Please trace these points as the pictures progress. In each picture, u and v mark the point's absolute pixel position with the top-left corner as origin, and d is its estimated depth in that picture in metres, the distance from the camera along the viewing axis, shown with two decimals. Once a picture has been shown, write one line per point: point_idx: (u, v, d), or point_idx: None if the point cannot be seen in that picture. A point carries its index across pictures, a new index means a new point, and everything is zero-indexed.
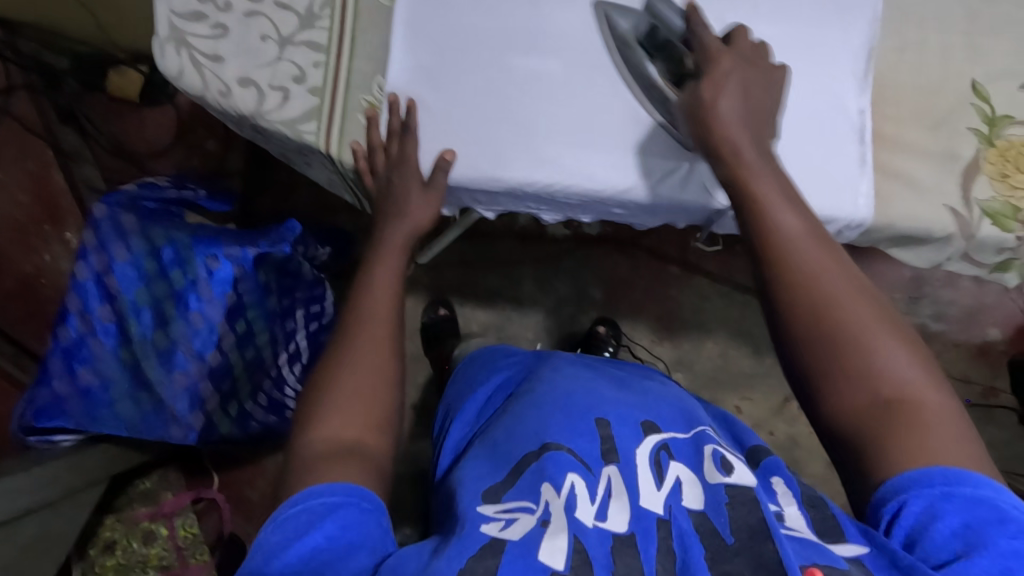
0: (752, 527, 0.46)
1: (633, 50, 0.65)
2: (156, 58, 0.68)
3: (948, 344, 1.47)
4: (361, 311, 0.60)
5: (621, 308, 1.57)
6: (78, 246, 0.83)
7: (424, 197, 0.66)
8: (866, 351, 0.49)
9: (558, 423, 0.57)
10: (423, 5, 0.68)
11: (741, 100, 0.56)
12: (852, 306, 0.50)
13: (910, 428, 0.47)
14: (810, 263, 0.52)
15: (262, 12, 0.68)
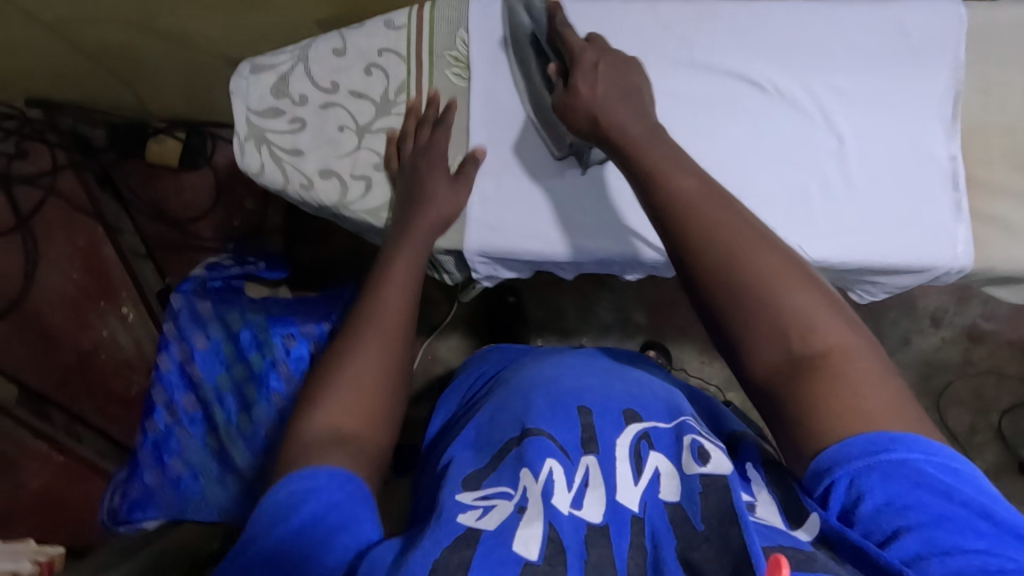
0: (723, 512, 0.41)
1: (523, 48, 0.66)
2: (237, 157, 0.68)
3: (1002, 343, 1.52)
4: (379, 303, 0.57)
5: (671, 331, 1.56)
6: (159, 339, 0.85)
7: (452, 192, 0.65)
8: (773, 304, 0.44)
9: (539, 408, 0.54)
10: (495, 81, 0.68)
11: (613, 87, 0.59)
12: (751, 260, 0.46)
13: (823, 377, 0.41)
14: (706, 218, 0.49)
15: (339, 103, 0.68)
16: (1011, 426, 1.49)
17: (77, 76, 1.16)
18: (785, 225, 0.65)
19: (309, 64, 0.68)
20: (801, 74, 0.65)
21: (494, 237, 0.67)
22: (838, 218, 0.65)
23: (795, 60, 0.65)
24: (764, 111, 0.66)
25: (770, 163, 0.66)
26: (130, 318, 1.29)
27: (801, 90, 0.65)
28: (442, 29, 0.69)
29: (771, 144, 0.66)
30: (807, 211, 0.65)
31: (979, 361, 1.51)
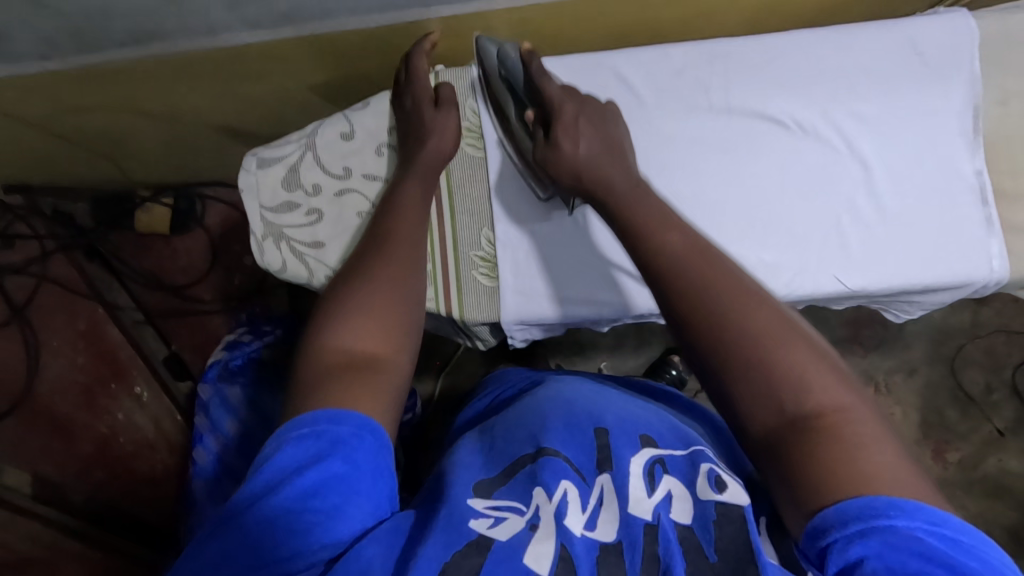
0: (737, 551, 0.44)
1: (500, 97, 0.65)
2: (257, 257, 0.66)
3: (1008, 302, 1.54)
4: (392, 229, 0.58)
5: None
6: (193, 434, 0.83)
7: (445, 125, 0.64)
8: (765, 368, 0.41)
9: (557, 428, 0.54)
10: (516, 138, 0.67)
11: (596, 141, 0.57)
12: (746, 321, 0.43)
13: (823, 446, 0.38)
14: (695, 277, 0.45)
15: (355, 189, 0.66)
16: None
17: (62, 159, 1.13)
18: (822, 257, 0.65)
19: (318, 151, 0.66)
20: (820, 105, 0.65)
21: (527, 303, 0.66)
22: (874, 244, 0.65)
23: (812, 92, 0.65)
24: (787, 147, 0.66)
25: (799, 198, 0.65)
26: (144, 397, 1.29)
27: (822, 120, 0.65)
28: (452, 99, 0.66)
29: (799, 179, 0.65)
30: (844, 241, 0.65)
31: (987, 322, 1.54)
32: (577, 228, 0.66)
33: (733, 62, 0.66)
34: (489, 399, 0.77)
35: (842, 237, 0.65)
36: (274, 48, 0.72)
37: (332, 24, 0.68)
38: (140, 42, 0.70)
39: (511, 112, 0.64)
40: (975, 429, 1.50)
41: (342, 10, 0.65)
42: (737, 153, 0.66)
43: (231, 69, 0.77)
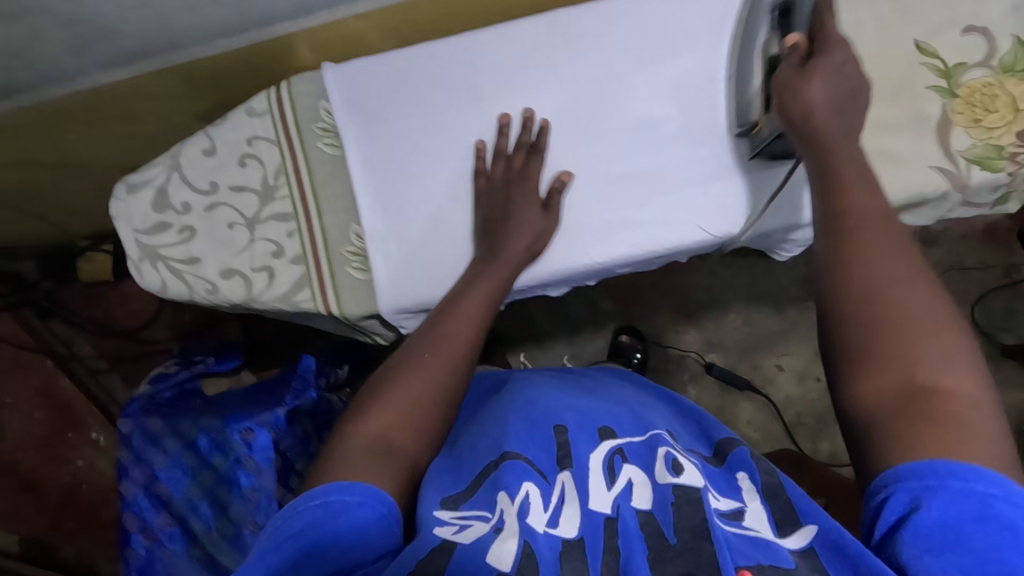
0: (694, 527, 0.44)
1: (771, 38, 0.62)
2: (137, 280, 0.68)
3: (956, 240, 1.55)
4: (451, 326, 0.60)
5: (641, 309, 1.57)
6: (118, 468, 0.84)
7: (535, 216, 0.65)
8: (903, 338, 0.43)
9: (517, 431, 0.55)
10: (371, 134, 0.67)
11: (828, 91, 0.55)
12: (920, 298, 0.44)
13: (929, 417, 0.40)
14: (868, 240, 0.47)
15: (223, 202, 0.68)
16: (987, 316, 1.54)
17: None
18: (680, 212, 0.66)
19: (183, 170, 0.68)
20: (652, 68, 0.67)
21: (405, 289, 0.67)
22: (725, 190, 0.66)
23: (644, 54, 0.67)
24: (638, 104, 0.67)
25: (655, 153, 0.66)
26: (101, 441, 1.30)
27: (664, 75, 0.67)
28: (303, 101, 0.67)
29: (653, 136, 0.67)
30: (696, 193, 0.66)
31: (939, 261, 1.55)
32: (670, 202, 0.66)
33: (571, 31, 0.67)
34: None
35: (696, 188, 0.66)
36: (141, 86, 0.74)
37: (189, 55, 0.70)
38: (10, 93, 0.72)
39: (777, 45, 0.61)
40: None
41: (191, 39, 0.68)
42: (583, 119, 0.67)
43: (110, 115, 0.80)
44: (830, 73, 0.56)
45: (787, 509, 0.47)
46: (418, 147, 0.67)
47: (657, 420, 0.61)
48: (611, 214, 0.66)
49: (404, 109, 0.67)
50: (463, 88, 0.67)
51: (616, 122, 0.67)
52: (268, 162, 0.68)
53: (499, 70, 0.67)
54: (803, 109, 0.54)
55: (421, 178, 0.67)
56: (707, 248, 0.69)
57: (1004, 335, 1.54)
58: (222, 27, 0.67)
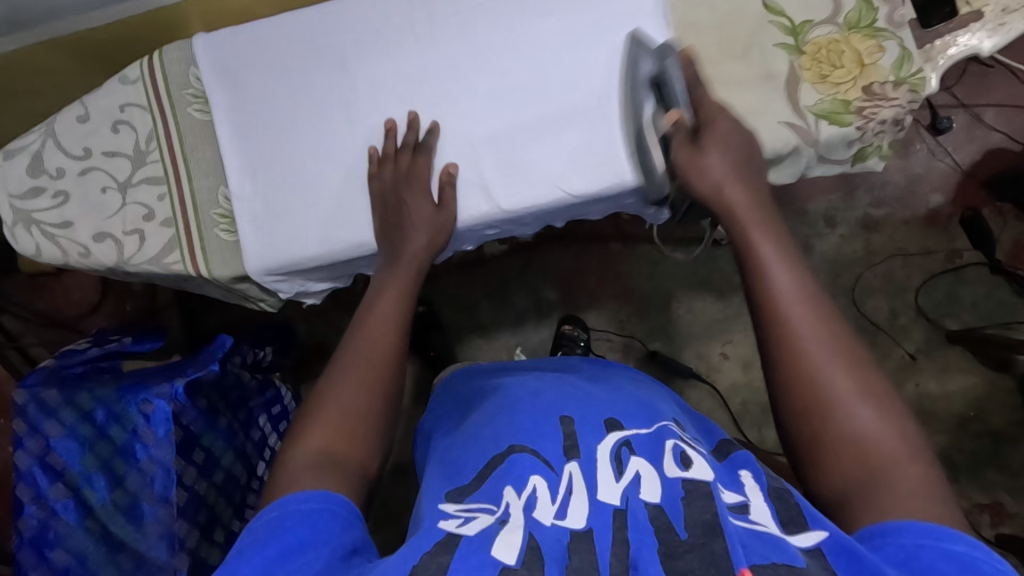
0: (706, 522, 0.43)
1: (644, 91, 0.65)
2: (12, 244, 0.69)
3: (898, 225, 1.49)
4: (368, 334, 0.61)
5: (584, 298, 1.57)
6: (12, 438, 0.84)
7: (432, 218, 0.66)
8: (796, 370, 0.51)
9: (524, 425, 0.60)
10: (239, 100, 0.69)
11: (730, 163, 0.60)
12: (811, 330, 0.52)
13: (838, 431, 0.49)
14: (797, 332, 0.52)
15: (96, 166, 0.70)
16: (931, 301, 1.48)
17: None
18: (538, 171, 0.66)
19: (58, 136, 0.70)
20: (510, 30, 0.67)
21: (270, 250, 0.68)
22: (584, 146, 0.66)
23: (500, 18, 0.68)
24: (497, 63, 0.67)
25: (514, 112, 0.67)
26: None
27: (520, 34, 0.67)
28: (174, 67, 0.69)
29: (509, 95, 0.67)
30: (553, 152, 0.66)
31: (881, 247, 1.49)
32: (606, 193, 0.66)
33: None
34: (439, 415, 0.80)
35: (554, 146, 0.66)
36: (31, 57, 0.76)
37: (70, 26, 0.73)
38: None
39: (649, 101, 0.65)
40: (886, 354, 1.46)
41: (67, 10, 0.70)
42: (444, 83, 0.68)
43: (10, 89, 0.81)
44: (721, 143, 0.61)
45: (793, 510, 0.47)
46: (290, 112, 0.69)
47: (666, 408, 0.64)
48: (472, 174, 0.67)
49: (271, 74, 0.69)
50: (327, 53, 0.69)
51: (478, 85, 0.68)
52: (139, 128, 0.70)
53: (359, 34, 0.68)
54: (712, 182, 0.61)
55: (293, 142, 0.68)
56: (572, 208, 0.70)
57: (951, 321, 1.47)
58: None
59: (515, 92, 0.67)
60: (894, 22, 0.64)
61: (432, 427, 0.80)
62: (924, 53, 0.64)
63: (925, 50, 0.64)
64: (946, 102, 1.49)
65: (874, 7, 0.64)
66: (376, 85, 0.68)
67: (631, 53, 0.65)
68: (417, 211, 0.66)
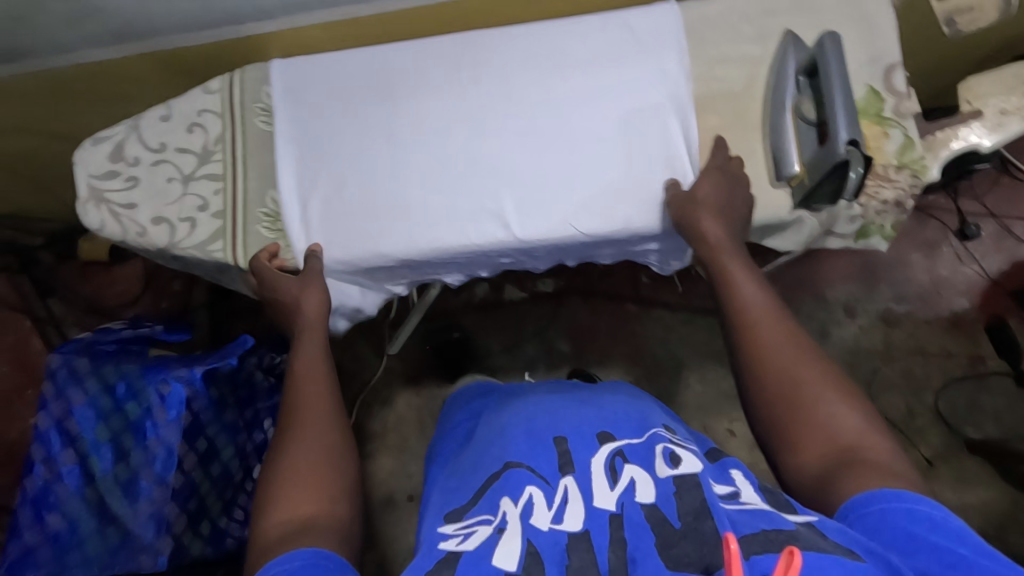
0: (696, 509, 0.51)
1: (787, 85, 0.69)
2: (81, 217, 0.78)
3: (919, 323, 1.48)
4: (292, 410, 0.66)
5: (596, 355, 1.59)
6: (37, 399, 0.89)
7: (303, 284, 0.74)
8: (766, 378, 0.61)
9: (518, 441, 0.64)
10: (301, 109, 0.78)
11: (719, 188, 0.68)
12: (769, 334, 0.63)
13: (804, 418, 0.57)
14: (765, 339, 0.63)
15: (167, 159, 0.79)
16: (950, 406, 1.44)
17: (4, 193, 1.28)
18: (554, 209, 0.73)
19: (141, 130, 0.79)
20: (542, 80, 0.75)
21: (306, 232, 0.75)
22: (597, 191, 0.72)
23: (535, 70, 0.76)
24: (528, 111, 0.75)
25: (535, 154, 0.74)
26: None
27: (551, 88, 0.75)
28: (250, 85, 0.79)
29: (536, 134, 0.74)
30: (565, 191, 0.73)
31: (901, 343, 1.47)
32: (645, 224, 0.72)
33: (476, 47, 0.77)
34: (452, 423, 0.86)
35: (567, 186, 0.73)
36: (130, 66, 0.87)
37: (168, 41, 0.84)
38: (15, 59, 0.85)
39: (791, 95, 0.68)
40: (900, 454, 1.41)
41: (170, 27, 0.81)
42: (481, 112, 0.76)
43: (105, 88, 0.93)
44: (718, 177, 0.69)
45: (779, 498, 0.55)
46: (350, 118, 0.77)
47: (657, 418, 0.70)
48: (490, 205, 0.73)
49: (332, 100, 0.78)
50: (382, 87, 0.77)
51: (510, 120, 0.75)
52: (209, 132, 0.79)
53: (411, 74, 0.77)
54: (693, 205, 0.68)
55: (346, 142, 0.77)
56: (581, 247, 0.75)
57: (971, 429, 1.42)
58: (195, 19, 0.80)
59: (539, 136, 0.74)
60: (900, 113, 0.68)
61: (439, 437, 0.86)
62: (926, 143, 0.69)
63: (928, 140, 0.68)
64: (974, 209, 1.51)
65: (882, 97, 0.69)
66: (422, 107, 0.76)
67: (790, 50, 0.70)
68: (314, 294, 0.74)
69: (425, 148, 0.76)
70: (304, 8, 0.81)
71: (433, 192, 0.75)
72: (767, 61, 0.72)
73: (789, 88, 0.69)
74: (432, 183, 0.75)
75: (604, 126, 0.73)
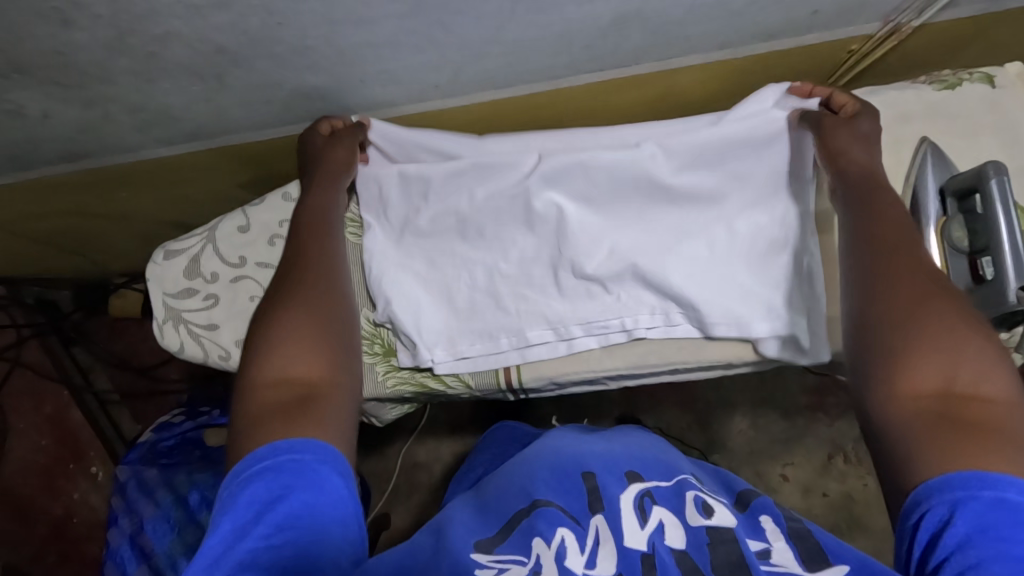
0: (733, 564, 0.49)
1: (931, 200, 0.64)
2: (158, 339, 0.72)
3: None
4: (297, 278, 0.57)
5: (645, 401, 1.54)
6: (108, 515, 0.87)
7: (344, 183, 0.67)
8: (897, 271, 0.51)
9: (546, 479, 0.60)
10: (394, 198, 0.72)
11: (863, 132, 0.62)
12: (886, 218, 0.55)
13: (923, 321, 0.48)
14: (891, 228, 0.54)
15: (248, 275, 0.73)
16: None
17: (41, 262, 1.22)
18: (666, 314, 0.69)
19: (217, 242, 0.74)
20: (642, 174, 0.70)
21: (415, 316, 0.70)
22: (687, 271, 0.67)
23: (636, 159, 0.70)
24: (620, 193, 0.70)
25: (638, 236, 0.68)
26: (100, 477, 1.30)
27: (658, 171, 0.69)
28: None
29: (649, 226, 0.69)
30: (661, 273, 0.67)
31: None
32: (723, 303, 0.66)
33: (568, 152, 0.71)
34: (479, 466, 0.81)
35: (660, 266, 0.67)
36: (195, 160, 0.81)
37: (239, 138, 0.78)
38: (75, 159, 0.79)
39: (936, 211, 0.63)
40: None
41: (243, 126, 0.75)
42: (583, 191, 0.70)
43: (165, 178, 0.86)
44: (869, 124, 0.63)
45: (814, 548, 0.51)
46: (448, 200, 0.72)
47: (681, 461, 0.65)
48: (570, 279, 0.69)
49: (413, 193, 0.72)
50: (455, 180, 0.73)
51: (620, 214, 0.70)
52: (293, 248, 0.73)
53: (489, 173, 0.71)
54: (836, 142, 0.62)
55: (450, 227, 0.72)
56: (698, 366, 0.71)
57: None
58: (273, 119, 0.74)
59: (643, 216, 0.69)
60: None
61: (463, 480, 0.81)
62: None
63: None
64: None
65: None
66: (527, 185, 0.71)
67: (930, 162, 0.65)
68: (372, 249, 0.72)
69: (504, 223, 0.70)
70: (390, 104, 0.74)
71: (510, 270, 0.70)
72: (902, 173, 0.67)
73: (935, 202, 0.64)
74: (507, 257, 0.70)
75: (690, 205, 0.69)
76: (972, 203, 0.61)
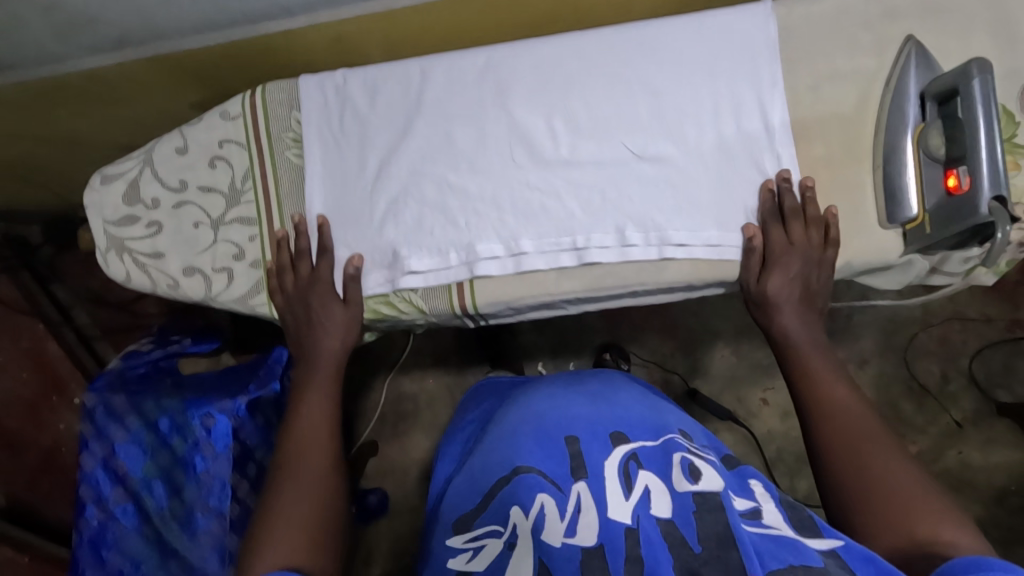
0: (719, 536, 0.47)
1: (906, 107, 0.60)
2: (104, 269, 0.70)
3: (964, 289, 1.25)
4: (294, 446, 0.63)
5: (628, 329, 1.52)
6: (80, 441, 0.88)
7: (344, 314, 0.68)
8: (843, 433, 0.57)
9: (528, 445, 0.58)
10: (330, 112, 0.69)
11: (792, 281, 0.64)
12: (840, 405, 0.60)
13: (883, 498, 0.52)
14: (822, 396, 0.61)
15: (190, 200, 0.69)
16: (985, 370, 1.21)
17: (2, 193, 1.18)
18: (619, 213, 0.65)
19: (155, 166, 0.70)
20: (586, 65, 0.66)
21: (361, 234, 0.69)
22: (643, 181, 0.65)
23: (591, 53, 0.66)
24: (571, 86, 0.66)
25: (592, 141, 0.66)
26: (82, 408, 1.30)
27: (616, 65, 0.65)
28: (275, 110, 0.69)
29: (603, 128, 0.66)
30: (613, 180, 0.66)
31: None
32: (683, 211, 0.64)
33: (515, 55, 0.67)
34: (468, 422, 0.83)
35: (613, 176, 0.66)
36: (132, 74, 0.76)
37: (175, 46, 0.72)
38: None
39: (911, 119, 0.60)
40: (931, 420, 1.19)
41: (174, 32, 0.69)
42: (536, 87, 0.66)
43: (101, 96, 0.81)
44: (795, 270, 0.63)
45: (807, 521, 0.51)
46: (392, 111, 0.69)
47: (671, 417, 0.64)
48: (524, 189, 0.67)
49: (359, 103, 0.69)
50: (399, 90, 0.69)
51: (580, 113, 0.66)
52: (236, 162, 0.69)
53: (443, 78, 0.68)
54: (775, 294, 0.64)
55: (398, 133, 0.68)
56: (659, 291, 0.69)
57: None
58: (205, 24, 0.68)
59: (602, 120, 0.66)
60: None
61: (453, 433, 0.83)
62: None
63: None
64: None
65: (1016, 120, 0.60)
66: (474, 96, 0.67)
67: (910, 62, 0.60)
68: (333, 317, 0.68)
69: (458, 131, 0.67)
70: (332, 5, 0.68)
71: (460, 182, 0.67)
72: (881, 78, 0.62)
73: (913, 107, 0.60)
74: (458, 168, 0.67)
75: (649, 99, 0.65)
76: (953, 106, 0.57)
